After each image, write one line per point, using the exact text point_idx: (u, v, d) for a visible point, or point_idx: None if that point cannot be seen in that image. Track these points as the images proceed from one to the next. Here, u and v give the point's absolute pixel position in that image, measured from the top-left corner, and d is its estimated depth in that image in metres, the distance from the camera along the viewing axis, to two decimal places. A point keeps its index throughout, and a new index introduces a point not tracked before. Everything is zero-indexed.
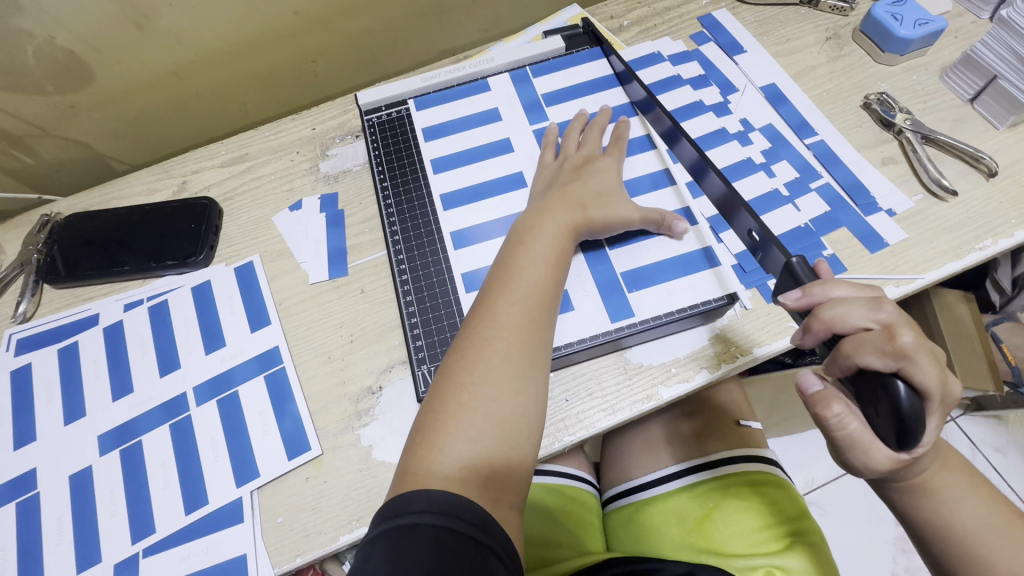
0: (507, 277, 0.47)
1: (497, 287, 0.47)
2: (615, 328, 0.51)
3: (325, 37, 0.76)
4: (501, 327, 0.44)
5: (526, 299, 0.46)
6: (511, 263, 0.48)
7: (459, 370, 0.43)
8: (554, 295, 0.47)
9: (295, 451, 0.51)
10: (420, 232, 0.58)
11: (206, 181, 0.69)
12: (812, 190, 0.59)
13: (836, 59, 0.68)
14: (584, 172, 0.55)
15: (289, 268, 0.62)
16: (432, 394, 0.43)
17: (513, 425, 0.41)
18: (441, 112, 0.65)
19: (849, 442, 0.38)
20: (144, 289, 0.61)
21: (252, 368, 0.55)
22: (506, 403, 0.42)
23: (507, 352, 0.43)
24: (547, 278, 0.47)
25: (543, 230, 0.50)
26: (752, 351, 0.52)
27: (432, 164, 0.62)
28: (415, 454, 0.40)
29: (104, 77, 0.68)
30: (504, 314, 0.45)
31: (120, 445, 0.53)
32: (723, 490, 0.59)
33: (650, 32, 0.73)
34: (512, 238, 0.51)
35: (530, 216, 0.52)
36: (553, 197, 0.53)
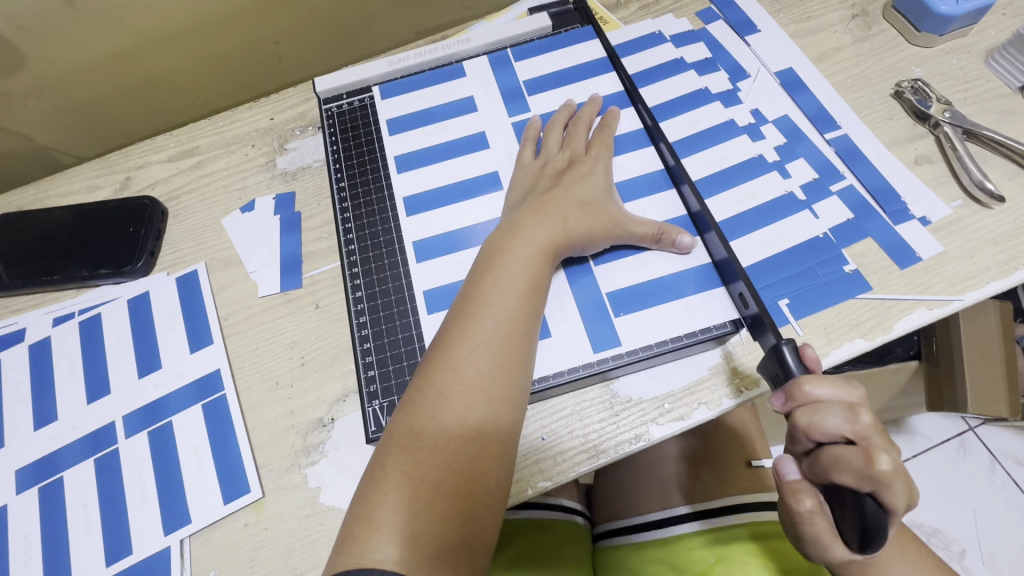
0: (471, 309, 0.40)
1: (459, 322, 0.40)
2: (596, 361, 0.44)
3: (287, 15, 0.68)
4: (460, 374, 0.37)
5: (492, 339, 0.39)
6: (476, 292, 0.41)
7: (408, 425, 0.37)
8: (525, 331, 0.40)
9: (232, 493, 0.45)
10: (378, 241, 0.51)
11: (151, 178, 0.62)
12: (833, 193, 0.51)
13: (863, 40, 0.59)
14: (567, 177, 0.48)
15: (238, 278, 0.55)
16: (376, 454, 0.37)
17: (473, 496, 0.35)
18: (409, 101, 0.58)
19: (813, 535, 0.36)
20: (76, 301, 0.55)
21: (189, 395, 0.49)
22: (461, 471, 0.35)
23: (466, 406, 0.37)
24: (519, 310, 0.40)
25: (517, 252, 0.43)
26: (759, 386, 0.44)
27: (397, 162, 0.55)
28: (354, 528, 0.34)
29: (36, 62, 0.61)
30: (465, 358, 0.38)
31: (39, 481, 0.47)
32: (728, 542, 0.52)
33: (651, 9, 0.64)
34: (481, 259, 0.44)
35: (501, 233, 0.45)
36: (528, 209, 0.46)
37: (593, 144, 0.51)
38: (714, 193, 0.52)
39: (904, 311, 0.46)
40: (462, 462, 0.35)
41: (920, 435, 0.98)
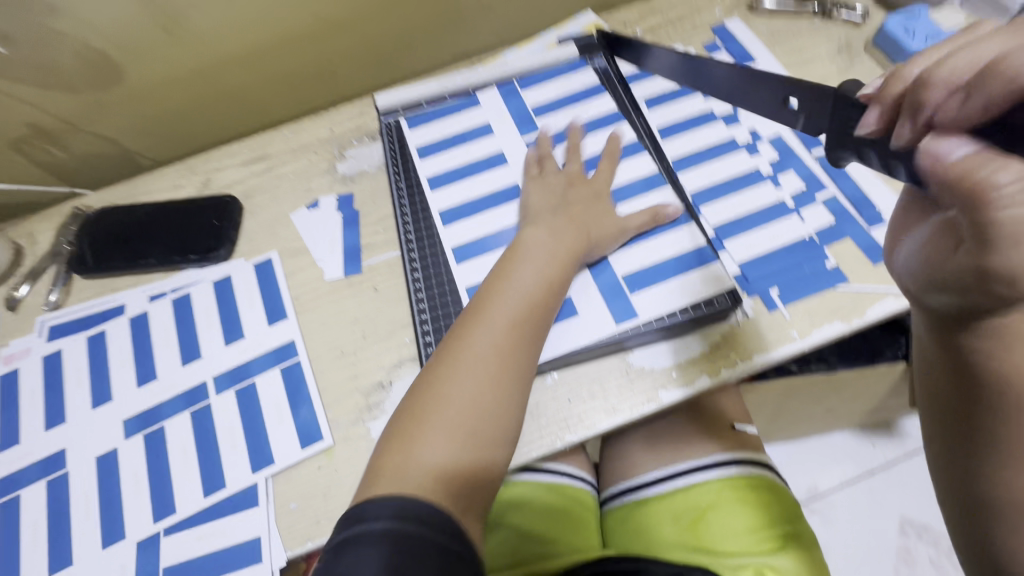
0: (500, 286, 0.52)
1: (490, 296, 0.51)
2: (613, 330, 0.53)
3: (345, 40, 0.78)
4: (492, 336, 0.49)
5: (514, 310, 0.50)
6: (503, 274, 0.53)
7: (446, 367, 0.49)
8: (539, 319, 0.51)
9: (308, 440, 0.54)
10: (422, 241, 0.62)
11: (228, 179, 0.72)
12: (818, 202, 0.60)
13: (847, 71, 0.68)
14: (579, 192, 0.59)
15: (306, 265, 0.64)
16: (418, 386, 0.49)
17: (492, 430, 0.47)
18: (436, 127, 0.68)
19: (1016, 229, 0.29)
20: (168, 282, 0.64)
21: (268, 360, 0.58)
22: (484, 406, 0.47)
23: (490, 359, 0.48)
24: (537, 291, 0.52)
25: (538, 247, 0.54)
26: (753, 358, 0.53)
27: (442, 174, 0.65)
28: (398, 439, 0.46)
29: (131, 76, 0.71)
30: (495, 323, 0.50)
31: (144, 429, 0.56)
32: (717, 493, 0.62)
33: (663, 40, 0.74)
34: (509, 250, 0.56)
35: (529, 231, 0.56)
36: (558, 218, 0.57)
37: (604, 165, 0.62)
38: (714, 200, 0.61)
39: (876, 300, 0.54)
40: (483, 400, 0.47)
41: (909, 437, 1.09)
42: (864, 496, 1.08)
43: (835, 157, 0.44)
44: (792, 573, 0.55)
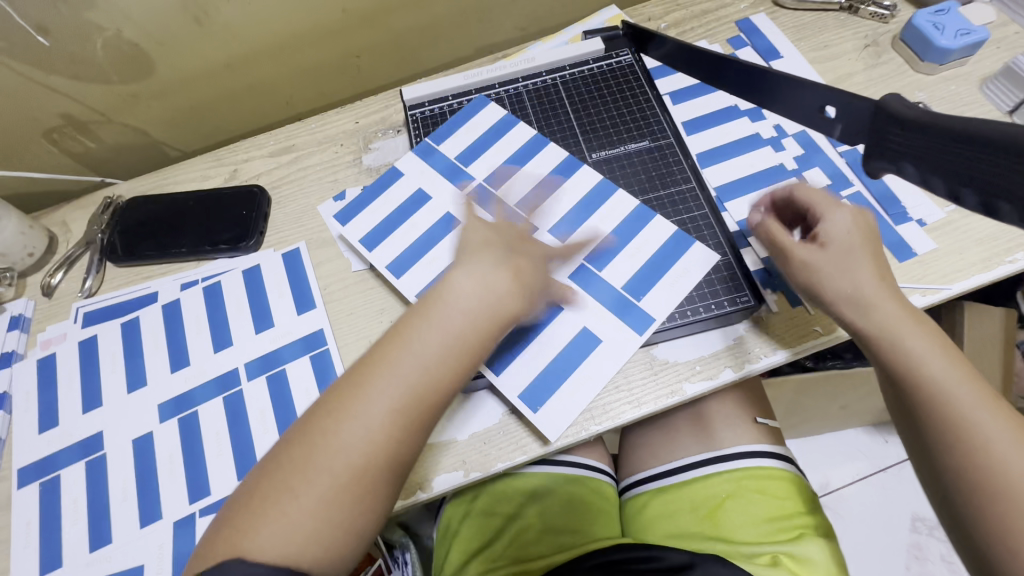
0: (394, 352, 0.45)
1: (381, 363, 0.45)
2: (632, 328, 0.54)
3: (369, 34, 0.79)
4: (370, 419, 0.43)
5: (402, 389, 0.44)
6: (405, 334, 0.46)
7: (315, 440, 0.43)
8: (412, 407, 0.44)
9: None
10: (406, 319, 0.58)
11: (255, 170, 0.73)
12: (843, 198, 0.60)
13: (874, 67, 0.68)
14: (517, 247, 0.53)
15: (333, 256, 0.65)
16: (279, 451, 0.44)
17: (338, 532, 0.42)
18: (371, 210, 0.63)
19: (769, 239, 0.53)
20: (198, 270, 0.65)
21: (298, 349, 0.59)
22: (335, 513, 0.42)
23: (362, 447, 0.43)
24: (433, 369, 0.45)
25: (455, 306, 0.47)
26: (775, 352, 0.54)
27: (449, 189, 0.63)
28: (236, 522, 0.42)
29: (162, 68, 0.73)
30: (377, 400, 0.44)
31: (179, 413, 0.57)
32: (738, 483, 0.63)
33: (687, 35, 0.74)
34: (419, 304, 0.49)
35: (455, 283, 0.48)
36: (481, 266, 0.50)
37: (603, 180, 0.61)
38: (739, 196, 0.61)
39: None
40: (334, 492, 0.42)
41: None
42: (875, 493, 1.08)
43: (872, 164, 0.47)
44: (811, 561, 0.56)
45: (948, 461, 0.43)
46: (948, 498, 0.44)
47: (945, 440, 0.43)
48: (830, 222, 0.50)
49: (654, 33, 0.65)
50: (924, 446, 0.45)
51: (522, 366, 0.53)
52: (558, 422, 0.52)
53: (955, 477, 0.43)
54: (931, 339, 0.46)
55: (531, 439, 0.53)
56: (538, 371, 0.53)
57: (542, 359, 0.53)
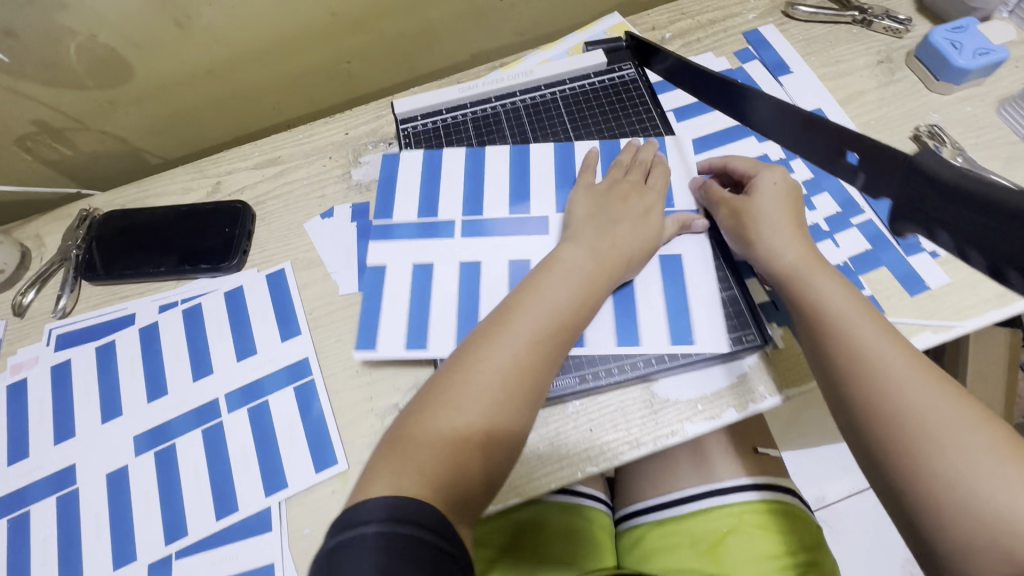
0: (530, 298, 0.49)
1: (515, 311, 0.48)
2: (628, 364, 0.52)
3: (361, 38, 0.76)
4: (509, 356, 0.46)
5: (540, 330, 0.47)
6: (540, 285, 0.50)
7: (457, 377, 0.45)
8: (548, 343, 0.47)
9: (322, 464, 0.52)
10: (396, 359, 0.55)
11: (239, 183, 0.69)
12: (853, 226, 0.58)
13: (887, 85, 0.65)
14: (629, 206, 0.56)
15: (320, 277, 0.62)
16: (418, 397, 0.45)
17: (455, 470, 0.41)
18: (386, 305, 0.56)
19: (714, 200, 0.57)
20: (178, 291, 0.62)
21: (281, 379, 0.56)
22: (482, 440, 0.43)
23: (507, 376, 0.45)
24: (569, 316, 0.49)
25: (580, 261, 0.51)
26: (780, 392, 0.51)
27: (435, 242, 0.59)
28: (393, 454, 0.42)
29: (141, 74, 0.69)
30: (516, 340, 0.46)
31: (155, 446, 0.54)
32: (739, 517, 0.61)
33: (692, 46, 0.71)
34: (545, 262, 0.52)
35: (571, 246, 0.53)
36: (600, 237, 0.53)
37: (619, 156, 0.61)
38: None
39: (911, 333, 0.52)
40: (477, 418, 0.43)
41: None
42: (873, 508, 1.07)
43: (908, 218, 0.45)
44: None
45: (853, 393, 0.42)
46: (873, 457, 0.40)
47: (860, 387, 0.42)
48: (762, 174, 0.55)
49: (657, 47, 0.63)
50: (838, 395, 0.43)
51: (649, 317, 0.53)
52: (715, 336, 0.52)
53: (862, 409, 0.41)
54: (836, 282, 0.47)
55: (525, 480, 0.50)
56: (665, 312, 0.54)
57: (657, 293, 0.54)
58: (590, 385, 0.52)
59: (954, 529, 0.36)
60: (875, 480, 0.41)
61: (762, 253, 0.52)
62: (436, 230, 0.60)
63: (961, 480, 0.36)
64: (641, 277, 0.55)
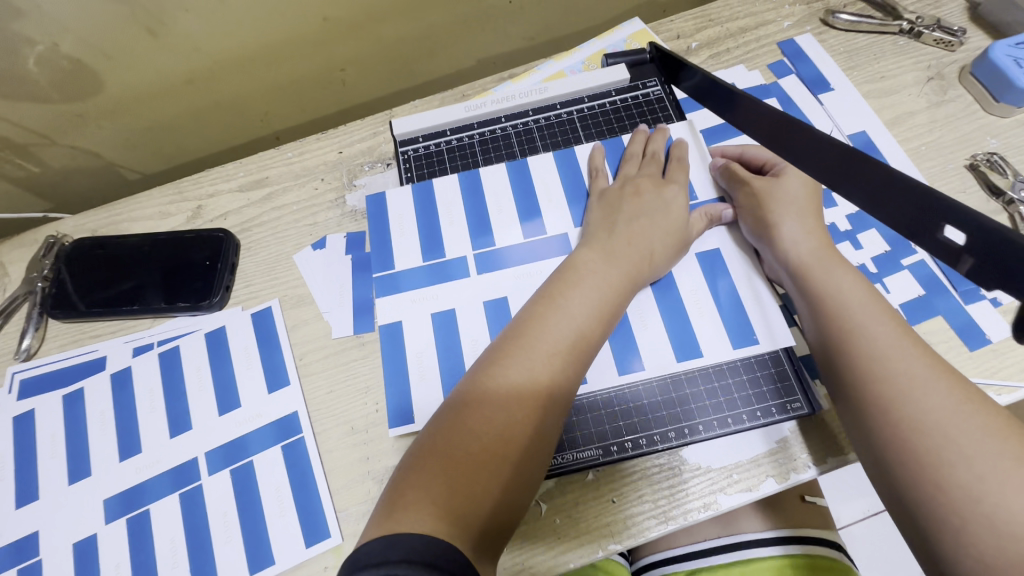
0: (548, 312, 0.44)
1: (535, 324, 0.43)
2: (659, 434, 0.47)
3: (356, 44, 0.69)
4: (529, 373, 0.41)
5: (563, 345, 0.43)
6: (557, 297, 0.45)
7: (474, 402, 0.40)
8: (571, 353, 0.43)
9: (313, 537, 0.47)
10: (397, 414, 0.50)
11: (222, 207, 0.63)
12: (904, 267, 0.52)
13: (938, 105, 0.59)
14: (647, 202, 0.51)
15: (311, 317, 0.56)
16: (435, 425, 0.40)
17: (473, 496, 0.36)
18: (410, 361, 0.51)
19: (729, 177, 0.54)
20: (154, 332, 0.57)
21: (267, 436, 0.51)
22: (507, 469, 0.38)
23: (524, 392, 0.41)
24: (592, 328, 0.44)
25: (599, 268, 0.47)
26: (825, 461, 0.46)
27: (444, 282, 0.54)
28: (409, 490, 0.36)
29: (112, 85, 0.62)
30: (538, 356, 0.42)
31: (128, 512, 0.49)
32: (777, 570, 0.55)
33: (722, 57, 0.64)
34: (560, 273, 0.48)
35: (586, 251, 0.49)
36: (615, 239, 0.49)
37: (630, 158, 0.56)
38: None
39: None
40: (497, 440, 0.38)
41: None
42: None
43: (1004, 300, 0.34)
44: None
45: (875, 394, 0.39)
46: (887, 473, 0.38)
47: (873, 393, 0.39)
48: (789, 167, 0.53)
49: (685, 61, 0.56)
50: (850, 405, 0.41)
51: (704, 325, 0.50)
52: (778, 332, 0.49)
53: (882, 412, 0.38)
54: (857, 279, 0.45)
55: (541, 559, 0.45)
56: (719, 316, 0.50)
57: (706, 298, 0.51)
58: (616, 458, 0.47)
59: (975, 549, 0.32)
60: (885, 489, 0.38)
61: (782, 245, 0.49)
62: (447, 271, 0.55)
63: (988, 493, 0.33)
64: (685, 282, 0.51)
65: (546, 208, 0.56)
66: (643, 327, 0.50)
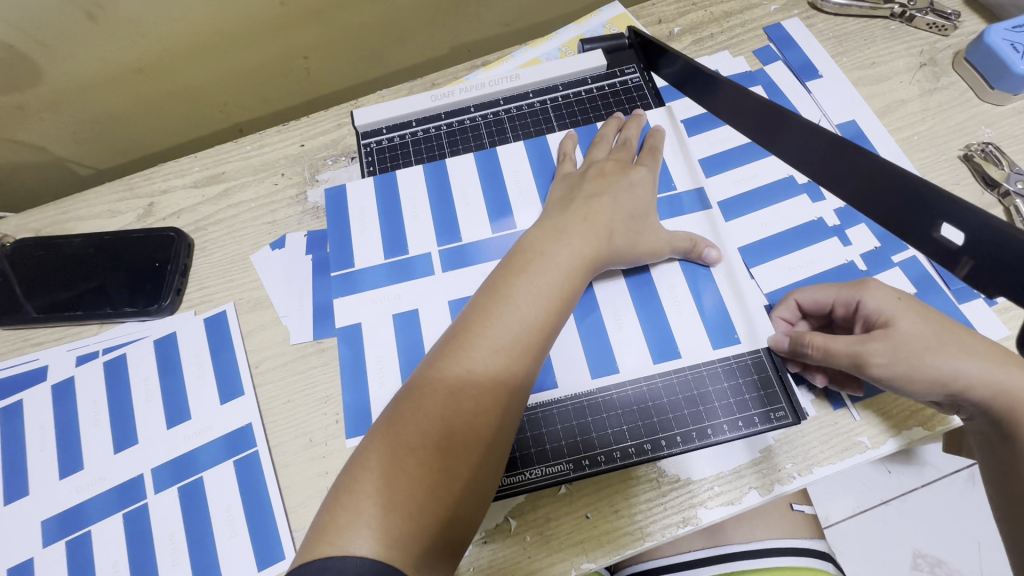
0: (493, 308, 0.39)
1: (479, 322, 0.39)
2: (634, 446, 0.44)
3: (319, 30, 0.65)
4: (472, 377, 0.37)
5: (511, 344, 0.38)
6: (503, 289, 0.40)
7: (414, 408, 0.36)
8: (524, 346, 0.38)
9: (266, 560, 0.44)
10: (357, 424, 0.47)
11: (175, 204, 0.59)
12: (895, 265, 0.49)
13: (931, 93, 0.56)
14: (613, 183, 0.47)
15: (268, 321, 0.53)
16: (371, 438, 0.36)
17: (419, 512, 0.33)
18: (371, 368, 0.48)
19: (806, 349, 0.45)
20: (100, 339, 0.53)
21: (219, 450, 0.47)
22: (450, 483, 0.34)
23: (468, 396, 0.36)
24: (543, 321, 0.39)
25: (550, 252, 0.42)
26: (811, 471, 0.43)
27: (408, 284, 0.51)
28: (342, 513, 0.33)
29: (53, 74, 0.58)
30: (481, 358, 0.37)
31: (67, 535, 0.46)
32: None
33: (705, 43, 0.61)
34: (508, 260, 0.42)
35: (537, 230, 0.44)
36: (571, 214, 0.45)
37: (600, 143, 0.52)
38: (767, 259, 0.49)
39: None
40: (438, 454, 0.35)
41: (928, 464, 0.87)
42: None
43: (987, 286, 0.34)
44: None
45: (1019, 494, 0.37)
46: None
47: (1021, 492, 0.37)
48: (868, 300, 0.41)
49: (665, 47, 0.54)
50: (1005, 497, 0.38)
51: (682, 324, 0.47)
52: (760, 331, 0.46)
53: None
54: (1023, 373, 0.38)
55: None
56: (698, 315, 0.47)
57: (685, 294, 0.48)
58: (588, 472, 0.44)
59: None
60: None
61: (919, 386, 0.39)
62: (412, 269, 0.51)
63: None
64: (663, 278, 0.48)
65: (517, 204, 0.53)
66: (617, 327, 0.47)
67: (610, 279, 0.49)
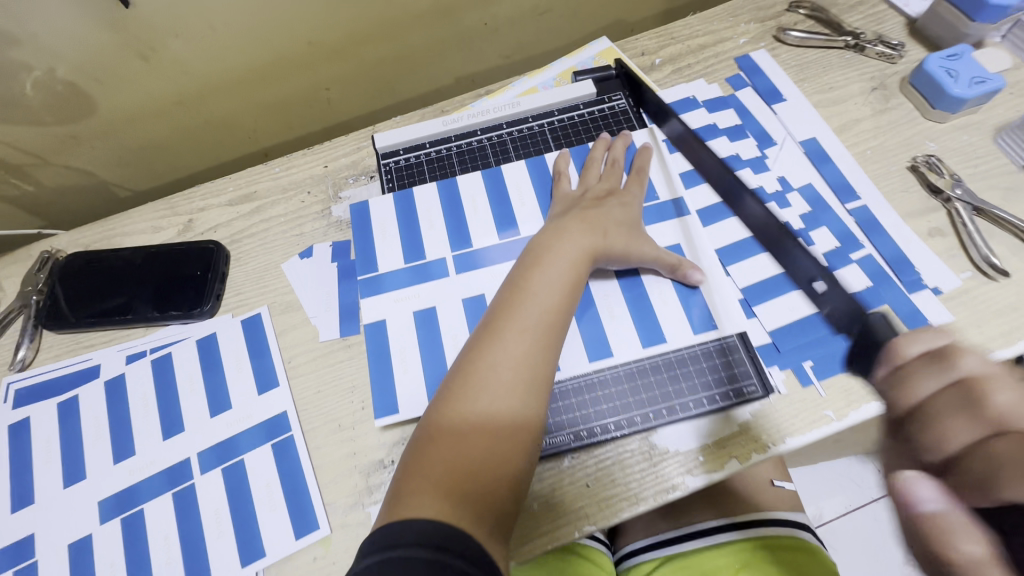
0: (509, 307, 0.47)
1: (498, 322, 0.46)
2: (626, 420, 0.50)
3: (340, 65, 0.72)
4: (496, 362, 0.44)
5: (525, 333, 0.45)
6: (516, 296, 0.48)
7: (453, 393, 0.44)
8: (538, 332, 0.46)
9: (303, 530, 0.49)
10: (383, 409, 0.52)
11: (212, 221, 0.66)
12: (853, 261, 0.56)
13: (882, 113, 0.64)
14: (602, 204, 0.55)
15: (299, 321, 0.59)
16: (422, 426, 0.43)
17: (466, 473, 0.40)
18: (395, 360, 0.54)
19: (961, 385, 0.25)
20: (147, 340, 0.59)
21: (258, 435, 0.53)
22: (486, 446, 0.41)
23: (495, 376, 0.43)
24: (551, 314, 0.47)
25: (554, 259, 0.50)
26: (784, 441, 0.48)
27: (426, 284, 0.57)
28: (404, 487, 0.40)
29: (104, 106, 0.65)
30: (502, 346, 0.45)
31: (121, 513, 0.51)
32: (754, 551, 0.58)
33: (683, 72, 0.69)
34: (520, 272, 0.51)
35: (541, 241, 0.52)
36: (565, 226, 0.53)
37: (590, 165, 0.60)
38: (743, 258, 0.56)
39: None
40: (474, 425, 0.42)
41: None
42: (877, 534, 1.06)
43: None
44: None
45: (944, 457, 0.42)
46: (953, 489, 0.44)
47: None
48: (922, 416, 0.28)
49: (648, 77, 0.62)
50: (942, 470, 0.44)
51: (667, 314, 0.54)
52: (734, 317, 0.53)
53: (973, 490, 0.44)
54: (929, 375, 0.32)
55: (519, 543, 0.46)
56: (682, 308, 0.54)
57: (670, 289, 0.54)
58: (586, 443, 0.50)
59: None
60: None
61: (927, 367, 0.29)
62: (428, 272, 0.58)
63: None
64: (650, 277, 0.55)
65: (521, 214, 0.60)
66: (611, 318, 0.54)
67: (604, 279, 0.55)
